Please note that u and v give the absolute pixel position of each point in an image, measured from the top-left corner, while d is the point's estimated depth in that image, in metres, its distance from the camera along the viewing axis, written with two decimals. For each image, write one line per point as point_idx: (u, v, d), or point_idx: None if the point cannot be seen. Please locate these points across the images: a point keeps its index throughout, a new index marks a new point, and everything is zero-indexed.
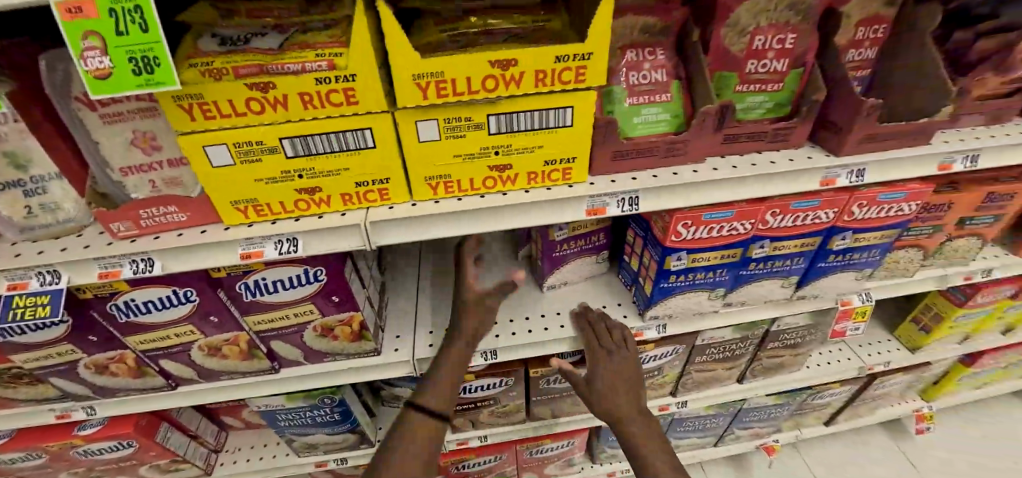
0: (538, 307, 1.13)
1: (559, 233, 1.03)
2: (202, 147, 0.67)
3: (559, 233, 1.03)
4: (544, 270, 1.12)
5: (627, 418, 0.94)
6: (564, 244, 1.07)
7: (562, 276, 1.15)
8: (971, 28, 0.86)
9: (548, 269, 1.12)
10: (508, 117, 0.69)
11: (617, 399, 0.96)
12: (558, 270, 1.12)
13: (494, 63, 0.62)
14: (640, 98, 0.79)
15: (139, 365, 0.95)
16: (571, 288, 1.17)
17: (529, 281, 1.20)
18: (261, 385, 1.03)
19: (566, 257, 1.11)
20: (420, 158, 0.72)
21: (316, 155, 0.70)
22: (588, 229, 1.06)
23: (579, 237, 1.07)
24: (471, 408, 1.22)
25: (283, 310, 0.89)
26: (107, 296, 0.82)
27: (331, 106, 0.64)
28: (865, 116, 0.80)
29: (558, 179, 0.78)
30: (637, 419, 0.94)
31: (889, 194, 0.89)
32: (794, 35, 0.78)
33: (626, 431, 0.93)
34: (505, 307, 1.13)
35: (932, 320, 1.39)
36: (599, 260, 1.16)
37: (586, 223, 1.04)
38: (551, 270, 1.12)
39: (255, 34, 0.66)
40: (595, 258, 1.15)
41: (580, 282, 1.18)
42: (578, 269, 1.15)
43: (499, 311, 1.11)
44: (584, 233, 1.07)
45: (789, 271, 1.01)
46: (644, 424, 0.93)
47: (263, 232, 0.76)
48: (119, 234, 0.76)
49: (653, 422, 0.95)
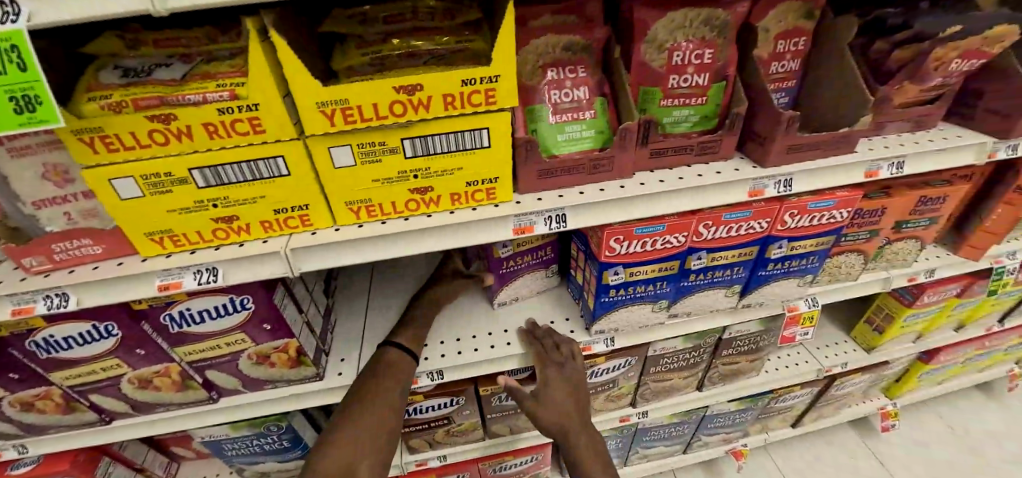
0: (486, 325, 1.12)
1: (503, 250, 1.02)
2: (108, 181, 0.65)
3: (503, 250, 1.02)
4: (493, 287, 1.11)
5: (574, 433, 1.00)
6: (511, 260, 1.07)
7: (512, 293, 1.14)
8: (889, 39, 0.88)
9: (497, 286, 1.10)
10: (423, 141, 0.68)
11: (565, 416, 1.00)
12: (507, 287, 1.11)
13: (399, 89, 0.62)
14: (563, 116, 0.79)
15: (69, 401, 0.91)
16: (522, 304, 1.16)
17: (479, 298, 1.18)
18: (201, 416, 1.01)
19: (515, 273, 1.10)
20: (338, 184, 0.71)
21: (229, 185, 0.69)
22: (533, 245, 1.05)
23: (524, 253, 1.06)
24: (425, 429, 1.20)
25: (213, 340, 0.87)
26: (24, 334, 0.79)
27: (238, 135, 0.64)
28: (785, 126, 0.81)
29: (483, 199, 0.77)
30: (582, 432, 1.00)
31: (817, 203, 0.91)
32: (711, 50, 0.79)
33: (573, 445, 0.99)
34: (452, 326, 1.12)
35: (883, 321, 1.40)
36: (549, 274, 1.15)
37: (529, 239, 1.04)
38: (500, 286, 1.11)
39: (159, 65, 0.66)
40: (545, 272, 1.15)
41: (532, 296, 1.17)
42: (529, 285, 1.14)
43: (445, 330, 1.10)
44: (530, 248, 1.06)
45: (730, 280, 1.01)
46: (587, 436, 1.00)
47: (181, 263, 0.74)
48: (33, 269, 0.75)
49: (594, 432, 1.02)
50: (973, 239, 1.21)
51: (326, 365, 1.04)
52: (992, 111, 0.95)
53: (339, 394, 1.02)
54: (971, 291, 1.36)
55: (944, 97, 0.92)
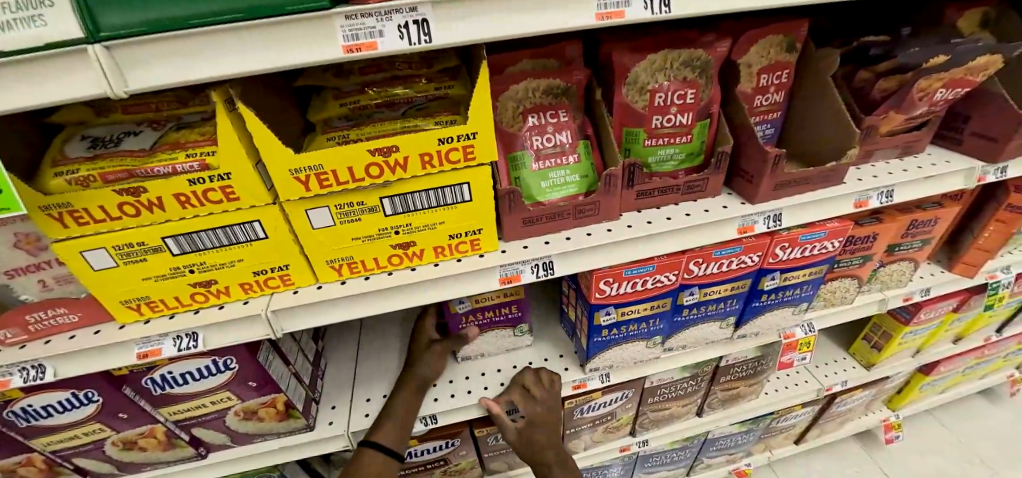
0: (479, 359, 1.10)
1: (460, 305, 0.98)
2: (79, 253, 0.63)
3: (460, 305, 0.98)
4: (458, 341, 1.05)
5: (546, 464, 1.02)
6: (469, 317, 1.02)
7: (477, 348, 1.08)
8: (872, 68, 0.88)
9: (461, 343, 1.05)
10: (402, 199, 0.67)
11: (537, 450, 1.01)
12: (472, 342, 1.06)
13: (374, 152, 0.61)
14: (546, 162, 0.78)
15: (51, 466, 0.89)
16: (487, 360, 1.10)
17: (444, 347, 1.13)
18: (190, 473, 0.97)
19: (484, 326, 1.04)
20: (318, 243, 0.70)
21: (204, 250, 0.67)
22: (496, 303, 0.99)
23: (487, 309, 1.01)
24: (419, 472, 1.15)
25: (197, 400, 0.85)
26: (1, 404, 0.76)
27: (211, 204, 0.62)
28: (772, 165, 0.81)
29: (467, 250, 0.76)
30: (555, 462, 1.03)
31: (809, 235, 0.90)
32: (694, 90, 0.78)
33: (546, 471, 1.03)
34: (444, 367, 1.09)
35: (882, 338, 1.39)
36: (520, 332, 1.08)
37: (491, 298, 0.98)
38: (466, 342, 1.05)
39: (128, 133, 0.65)
40: (513, 332, 1.07)
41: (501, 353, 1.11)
42: (492, 342, 1.08)
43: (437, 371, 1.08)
44: (490, 305, 1.00)
45: (724, 313, 1.00)
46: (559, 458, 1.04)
47: (160, 329, 0.72)
48: (7, 341, 0.73)
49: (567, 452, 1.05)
50: (966, 256, 1.21)
51: (317, 414, 1.01)
52: (978, 135, 0.95)
53: (330, 445, 0.99)
54: (968, 305, 1.35)
55: (931, 123, 0.93)
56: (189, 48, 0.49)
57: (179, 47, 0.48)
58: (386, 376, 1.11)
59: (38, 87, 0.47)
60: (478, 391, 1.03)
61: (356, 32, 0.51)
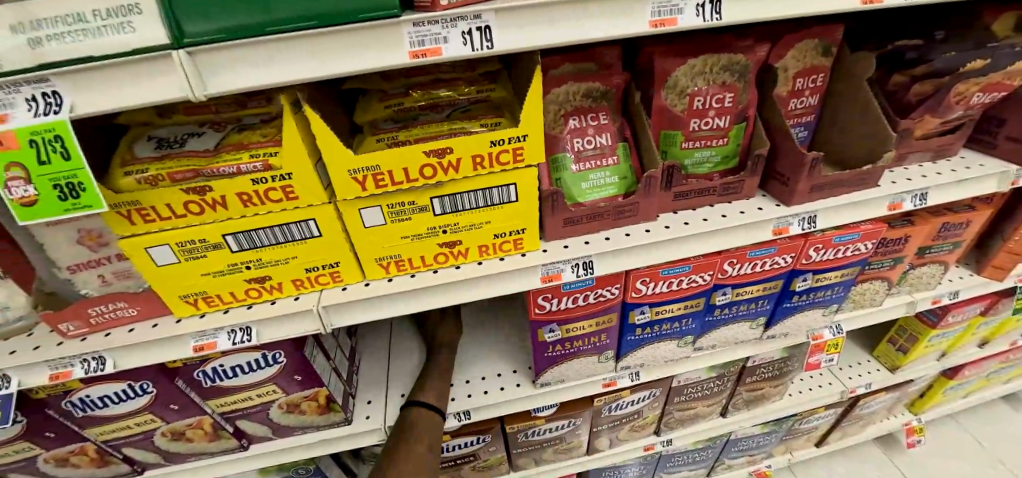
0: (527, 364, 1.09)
1: (550, 334, 0.91)
2: (144, 249, 0.65)
3: (550, 334, 0.91)
4: (538, 368, 0.98)
5: None
6: (555, 346, 0.94)
7: (559, 374, 1.00)
8: (907, 72, 0.89)
9: (540, 368, 0.98)
10: (452, 199, 0.69)
11: None
12: (551, 369, 0.98)
13: (429, 153, 0.63)
14: (586, 164, 0.80)
15: (102, 455, 0.92)
16: (566, 386, 1.02)
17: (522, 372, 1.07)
18: (232, 464, 1.01)
19: (568, 355, 0.96)
20: (369, 241, 0.72)
21: (261, 248, 0.69)
22: (585, 331, 0.92)
23: (574, 339, 0.93)
24: (450, 466, 1.17)
25: (244, 392, 0.87)
26: (61, 393, 0.80)
27: (271, 202, 0.64)
28: (809, 168, 0.82)
29: (509, 249, 0.78)
30: None
31: (842, 237, 0.91)
32: (732, 94, 0.80)
33: None
34: (492, 361, 1.11)
35: (907, 341, 1.39)
36: (605, 359, 0.99)
37: (582, 326, 0.91)
38: (544, 368, 0.98)
39: (191, 134, 0.68)
40: (598, 358, 0.99)
41: (580, 380, 1.03)
42: (576, 369, 1.00)
43: (485, 366, 1.10)
44: (580, 335, 0.93)
45: (755, 313, 1.01)
46: None
47: (217, 323, 0.75)
48: (68, 334, 0.76)
49: None
50: (996, 260, 1.21)
51: (354, 408, 1.04)
52: (1012, 139, 0.95)
53: (367, 438, 1.02)
54: (996, 309, 1.35)
55: (965, 127, 0.93)
56: (262, 53, 0.51)
57: (254, 52, 0.51)
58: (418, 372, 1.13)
59: (123, 91, 0.50)
60: (525, 383, 1.05)
61: (422, 38, 0.54)
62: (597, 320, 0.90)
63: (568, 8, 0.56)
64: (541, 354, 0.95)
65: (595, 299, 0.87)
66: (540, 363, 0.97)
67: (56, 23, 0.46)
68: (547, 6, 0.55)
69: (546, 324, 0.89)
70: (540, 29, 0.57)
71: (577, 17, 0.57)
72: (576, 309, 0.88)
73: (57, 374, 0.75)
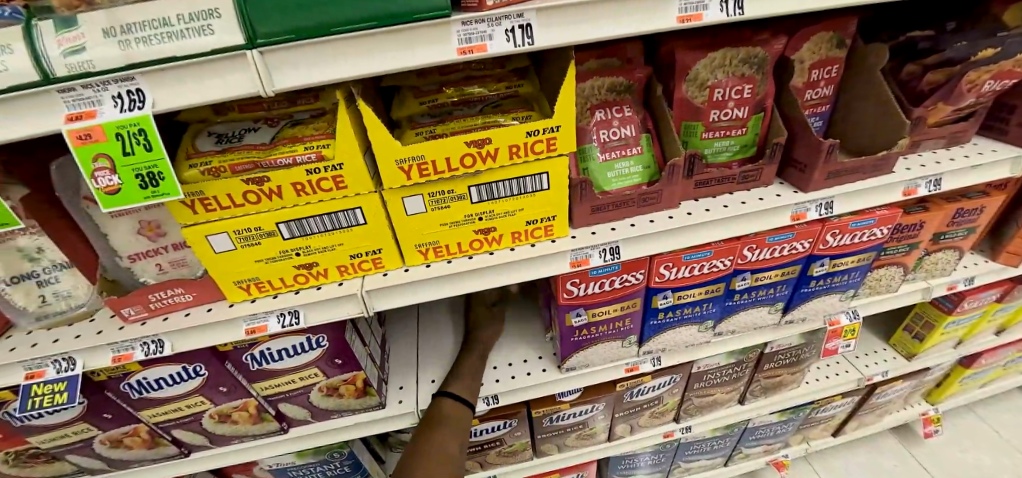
0: (550, 350, 1.13)
1: (577, 319, 0.95)
2: (206, 237, 0.71)
3: (577, 319, 0.95)
4: (563, 352, 1.02)
5: None
6: (582, 330, 0.98)
7: (584, 359, 1.04)
8: (919, 62, 0.92)
9: (566, 352, 1.02)
10: (488, 187, 0.74)
11: None
12: (577, 353, 1.02)
13: (469, 144, 0.67)
14: (611, 153, 0.84)
15: (153, 437, 0.97)
16: (590, 371, 1.06)
17: (548, 358, 1.11)
18: (273, 447, 1.06)
19: (591, 340, 1.00)
20: (409, 228, 0.77)
21: (311, 235, 0.74)
22: (611, 315, 0.96)
23: (600, 323, 0.97)
24: (477, 451, 1.22)
25: (288, 376, 0.93)
26: (120, 376, 0.86)
27: (322, 192, 0.69)
28: (826, 155, 0.86)
29: (540, 235, 0.83)
30: None
31: (859, 222, 0.94)
32: (750, 86, 0.84)
33: None
34: (520, 348, 1.15)
35: (923, 328, 1.41)
36: (628, 344, 1.03)
37: (606, 310, 0.95)
38: (570, 353, 1.02)
39: (247, 129, 0.73)
40: (621, 343, 1.03)
41: (605, 365, 1.07)
42: (600, 355, 1.04)
43: (511, 353, 1.15)
44: (606, 319, 0.97)
45: (773, 298, 1.05)
46: None
47: (267, 306, 0.80)
48: (130, 318, 0.81)
49: None
50: (1010, 245, 1.23)
51: (387, 393, 1.08)
52: None
53: (400, 422, 1.06)
54: (1011, 295, 1.37)
55: (976, 114, 0.96)
56: (325, 52, 0.56)
57: (318, 52, 0.56)
58: (445, 358, 1.17)
59: (199, 88, 0.56)
60: (550, 369, 1.09)
61: (469, 36, 0.59)
62: (623, 304, 0.94)
63: (601, 6, 0.61)
64: (567, 339, 0.99)
65: (621, 284, 0.91)
66: (566, 349, 1.01)
67: (144, 26, 0.51)
68: (585, 3, 0.60)
69: (573, 308, 0.93)
70: (580, 26, 0.61)
71: (609, 15, 0.61)
72: (602, 294, 0.92)
73: (119, 356, 0.80)
